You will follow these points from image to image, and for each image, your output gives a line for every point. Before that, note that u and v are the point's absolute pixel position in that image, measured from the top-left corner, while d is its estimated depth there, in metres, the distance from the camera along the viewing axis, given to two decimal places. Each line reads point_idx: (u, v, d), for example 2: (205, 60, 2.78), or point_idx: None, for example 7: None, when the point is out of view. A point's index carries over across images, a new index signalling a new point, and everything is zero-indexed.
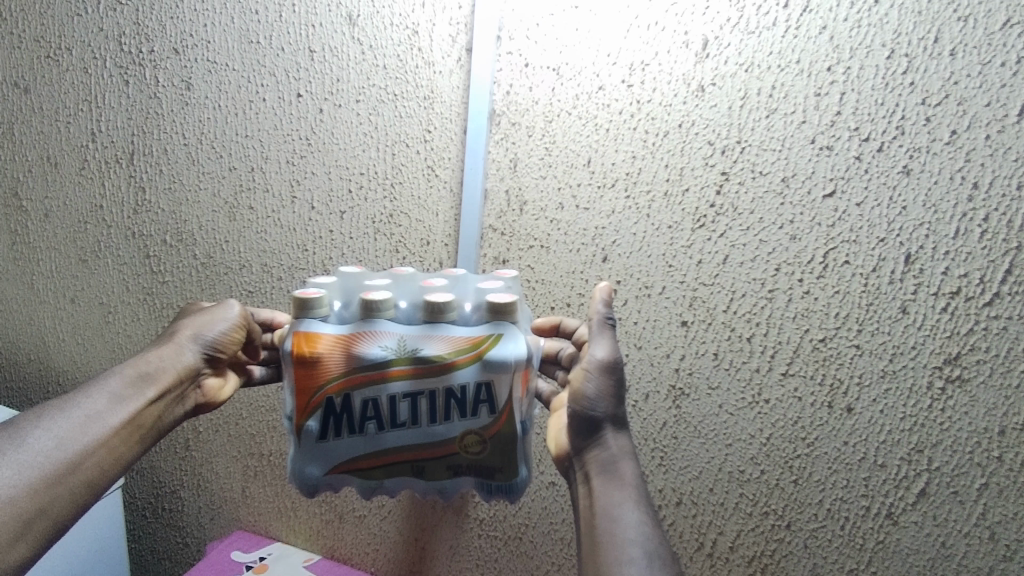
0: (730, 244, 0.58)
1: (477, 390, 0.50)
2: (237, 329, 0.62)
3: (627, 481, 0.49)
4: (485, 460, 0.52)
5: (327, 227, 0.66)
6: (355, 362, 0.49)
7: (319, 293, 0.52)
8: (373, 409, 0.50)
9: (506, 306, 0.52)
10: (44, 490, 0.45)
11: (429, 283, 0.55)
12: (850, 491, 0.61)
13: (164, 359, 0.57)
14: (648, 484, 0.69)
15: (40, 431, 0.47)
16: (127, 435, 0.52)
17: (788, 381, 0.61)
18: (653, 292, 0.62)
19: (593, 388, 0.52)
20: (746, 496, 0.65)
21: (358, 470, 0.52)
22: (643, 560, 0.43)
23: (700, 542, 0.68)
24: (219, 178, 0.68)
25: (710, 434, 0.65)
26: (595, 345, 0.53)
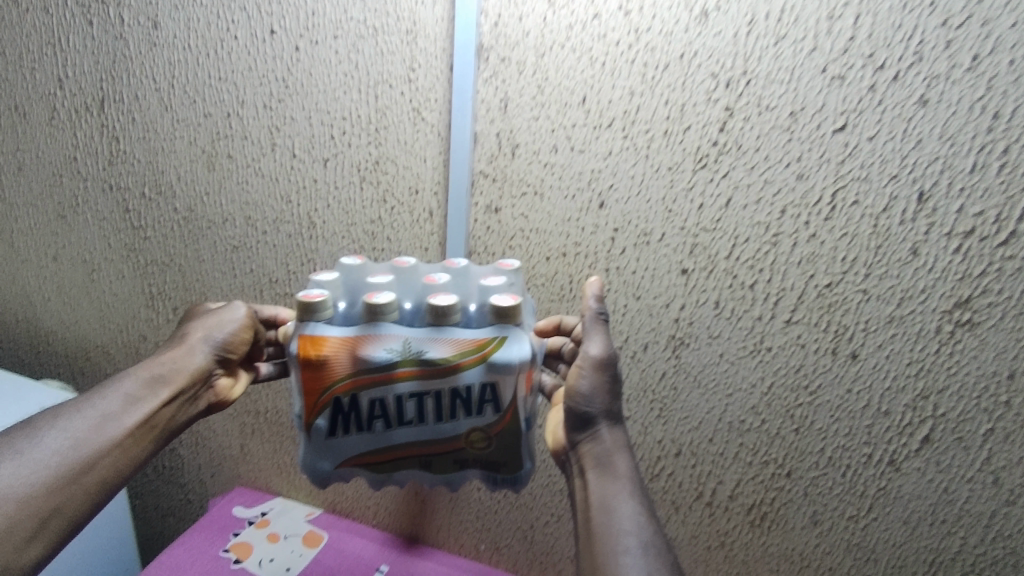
0: (733, 185, 0.56)
1: (481, 390, 0.51)
2: (244, 330, 0.64)
3: (622, 474, 0.51)
4: (490, 454, 0.53)
5: (311, 176, 0.63)
6: (360, 365, 0.50)
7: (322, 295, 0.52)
8: (381, 408, 0.51)
9: (510, 306, 0.51)
10: (61, 489, 0.49)
11: (432, 280, 0.54)
12: (853, 439, 0.61)
13: (178, 361, 0.60)
14: (648, 435, 0.68)
15: (59, 431, 0.51)
16: (140, 434, 0.56)
17: (791, 329, 0.59)
18: (652, 239, 0.59)
19: (588, 385, 0.53)
20: (746, 445, 0.65)
21: (366, 463, 0.54)
22: (639, 549, 0.45)
23: (699, 491, 0.68)
24: (195, 125, 0.65)
25: (710, 383, 0.64)
26: (589, 342, 0.53)
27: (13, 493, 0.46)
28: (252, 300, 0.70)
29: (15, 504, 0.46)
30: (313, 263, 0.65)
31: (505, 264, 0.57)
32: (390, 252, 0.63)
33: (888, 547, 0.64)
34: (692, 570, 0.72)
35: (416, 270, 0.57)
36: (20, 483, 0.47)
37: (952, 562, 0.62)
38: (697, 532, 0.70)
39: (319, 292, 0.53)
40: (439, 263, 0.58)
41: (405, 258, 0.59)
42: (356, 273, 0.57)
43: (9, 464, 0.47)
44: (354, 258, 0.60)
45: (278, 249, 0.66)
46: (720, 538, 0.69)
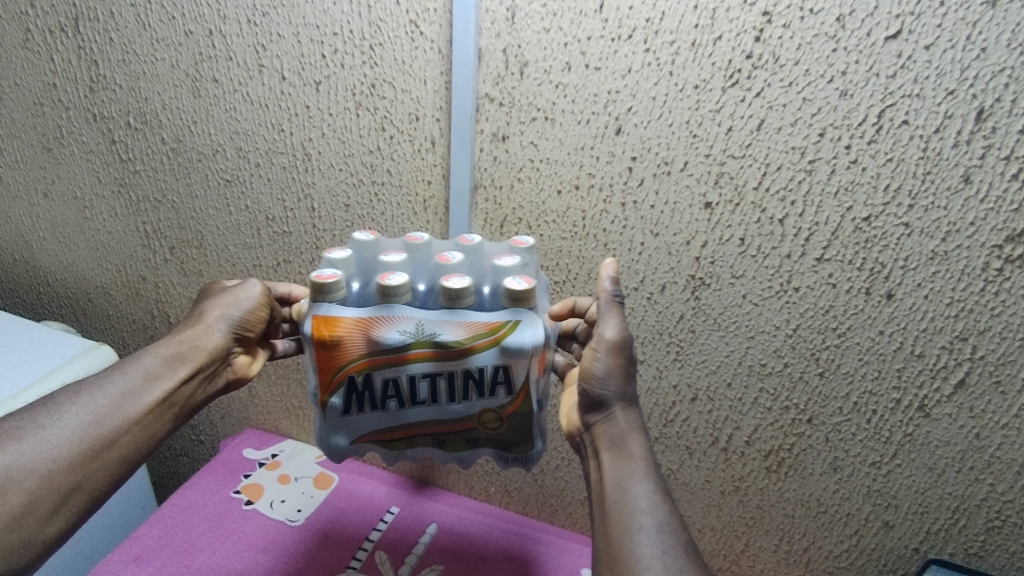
0: (767, 105, 0.50)
1: (494, 372, 0.50)
2: (261, 308, 0.62)
3: (637, 454, 0.49)
4: (502, 433, 0.54)
5: (303, 102, 0.58)
6: (373, 346, 0.49)
7: (334, 276, 0.50)
8: (394, 388, 0.51)
9: (524, 290, 0.49)
10: (82, 465, 0.50)
11: (446, 260, 0.52)
12: (881, 384, 0.58)
13: (196, 338, 0.59)
14: (663, 380, 0.65)
15: (79, 408, 0.52)
16: (159, 411, 0.56)
17: (822, 268, 0.55)
18: (673, 168, 0.54)
19: (603, 368, 0.51)
20: (766, 390, 0.62)
21: (381, 438, 0.55)
22: (654, 528, 0.44)
23: (715, 437, 0.66)
24: (175, 45, 0.60)
25: (731, 326, 0.60)
26: (604, 325, 0.51)
27: (36, 469, 0.47)
28: (250, 239, 0.67)
29: (37, 480, 0.47)
30: (311, 199, 0.62)
31: (519, 241, 0.55)
32: (390, 186, 0.60)
33: (911, 493, 0.61)
34: (704, 515, 0.71)
35: (429, 247, 0.54)
36: (41, 459, 0.48)
37: (977, 509, 0.60)
38: (710, 478, 0.69)
39: (332, 272, 0.51)
40: (453, 240, 0.56)
41: (418, 233, 0.56)
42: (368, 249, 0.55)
43: (31, 440, 0.48)
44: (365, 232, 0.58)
45: (273, 183, 0.63)
46: (735, 484, 0.68)
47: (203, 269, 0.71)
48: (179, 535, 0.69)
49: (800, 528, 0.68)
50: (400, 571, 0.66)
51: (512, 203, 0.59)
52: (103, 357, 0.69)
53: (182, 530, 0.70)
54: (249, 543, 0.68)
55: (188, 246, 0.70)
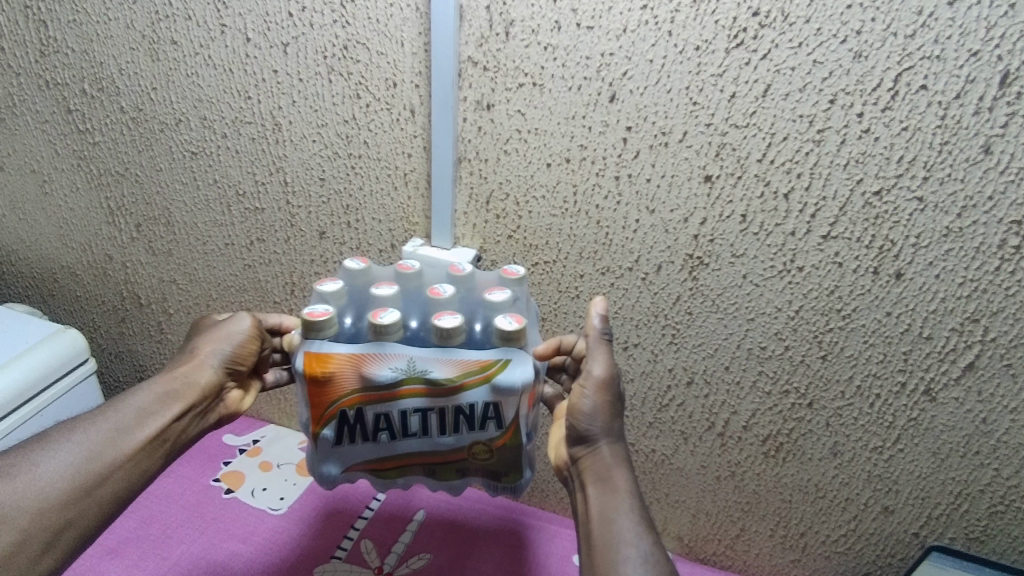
0: (775, 69, 0.46)
1: (485, 408, 0.48)
2: (252, 341, 0.60)
3: (623, 488, 0.48)
4: (493, 466, 0.51)
5: (270, 66, 0.54)
6: (365, 382, 0.47)
7: (326, 312, 0.48)
8: (386, 422, 0.49)
9: (515, 328, 0.47)
10: (74, 503, 0.48)
11: (436, 295, 0.50)
12: (887, 367, 0.55)
13: (189, 373, 0.57)
14: (658, 364, 0.62)
15: (72, 444, 0.50)
16: (152, 448, 0.54)
17: (828, 246, 0.51)
18: (672, 139, 0.50)
19: (592, 405, 0.49)
20: (766, 374, 0.59)
21: (373, 469, 0.52)
22: (639, 560, 0.43)
23: (711, 422, 0.64)
24: (130, 3, 0.55)
25: (730, 308, 0.57)
26: (592, 361, 0.50)
27: (28, 507, 0.45)
28: (220, 217, 0.63)
29: (28, 518, 0.45)
30: (283, 172, 0.58)
31: (510, 272, 0.54)
32: (368, 159, 0.56)
33: (913, 478, 0.60)
34: (699, 499, 0.69)
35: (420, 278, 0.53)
36: (33, 497, 0.46)
37: (980, 494, 0.58)
38: (706, 463, 0.66)
39: (323, 308, 0.49)
40: (445, 268, 0.56)
41: (410, 260, 0.56)
42: (360, 281, 0.54)
43: (23, 478, 0.47)
44: (358, 261, 0.56)
45: (242, 156, 0.59)
46: (731, 469, 0.66)
47: (172, 249, 0.67)
48: (156, 526, 0.67)
49: (797, 512, 0.66)
50: (387, 560, 0.65)
51: (498, 177, 0.55)
52: (71, 342, 0.66)
53: (158, 520, 0.68)
54: (230, 534, 0.67)
55: (154, 223, 0.66)
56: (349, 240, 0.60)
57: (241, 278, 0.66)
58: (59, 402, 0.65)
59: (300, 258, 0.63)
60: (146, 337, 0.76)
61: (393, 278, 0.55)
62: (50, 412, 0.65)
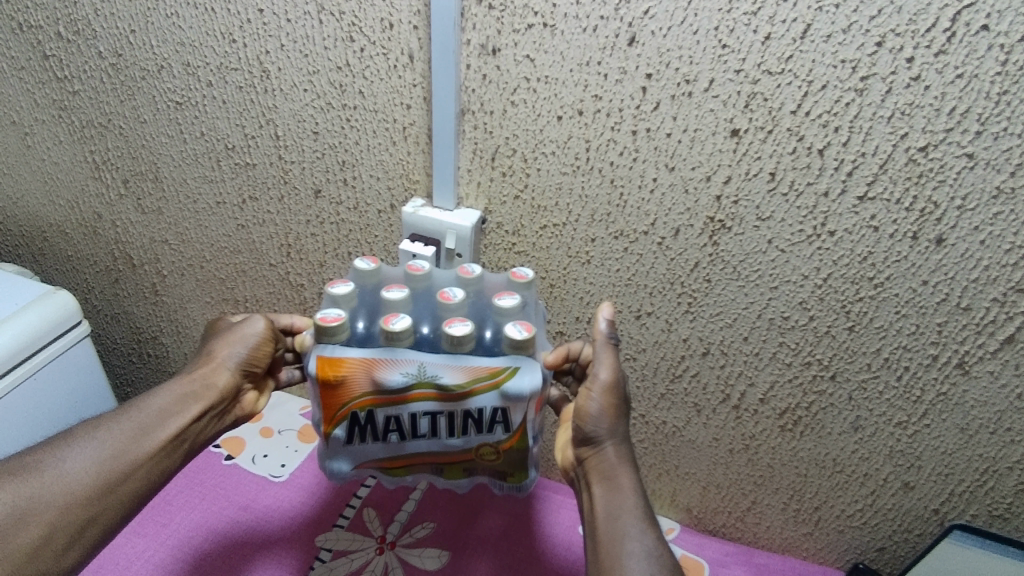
0: (816, 5, 0.41)
1: (493, 412, 0.47)
2: (265, 343, 0.59)
3: (628, 486, 0.48)
4: (500, 465, 0.51)
5: (255, 5, 0.49)
6: (376, 386, 0.46)
7: (338, 318, 0.47)
8: (396, 424, 0.48)
9: (525, 336, 0.46)
10: (97, 500, 0.48)
11: (446, 299, 0.49)
12: (918, 339, 0.52)
13: (208, 374, 0.56)
14: (672, 334, 0.59)
15: (96, 440, 0.50)
16: (170, 448, 0.53)
17: (864, 208, 0.47)
18: (696, 88, 0.46)
19: (597, 408, 0.49)
20: (786, 345, 0.56)
21: (382, 467, 0.51)
22: (643, 555, 0.44)
23: (726, 394, 0.61)
24: None
25: (752, 275, 0.53)
26: (597, 366, 0.50)
27: (54, 502, 0.46)
28: (210, 173, 0.60)
29: (55, 512, 0.46)
30: (274, 125, 0.55)
31: (518, 275, 0.52)
32: (364, 110, 0.51)
33: (937, 455, 0.57)
34: (709, 472, 0.67)
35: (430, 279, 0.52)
36: (59, 492, 0.46)
37: (1008, 471, 0.55)
38: (719, 436, 0.64)
39: (336, 312, 0.48)
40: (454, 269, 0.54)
41: (417, 256, 0.53)
42: (370, 281, 0.52)
43: (50, 472, 0.47)
44: (365, 259, 0.53)
45: (230, 106, 0.55)
46: (745, 442, 0.63)
47: (162, 207, 0.64)
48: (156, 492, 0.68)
49: (812, 487, 0.64)
50: (390, 529, 0.65)
51: (505, 131, 0.51)
52: (62, 304, 0.64)
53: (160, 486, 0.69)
54: (230, 500, 0.68)
55: (142, 179, 0.63)
56: (346, 199, 0.57)
57: (235, 239, 0.63)
58: (52, 365, 0.64)
59: (295, 218, 0.60)
60: (142, 300, 0.74)
61: (401, 278, 0.53)
62: (44, 375, 0.63)
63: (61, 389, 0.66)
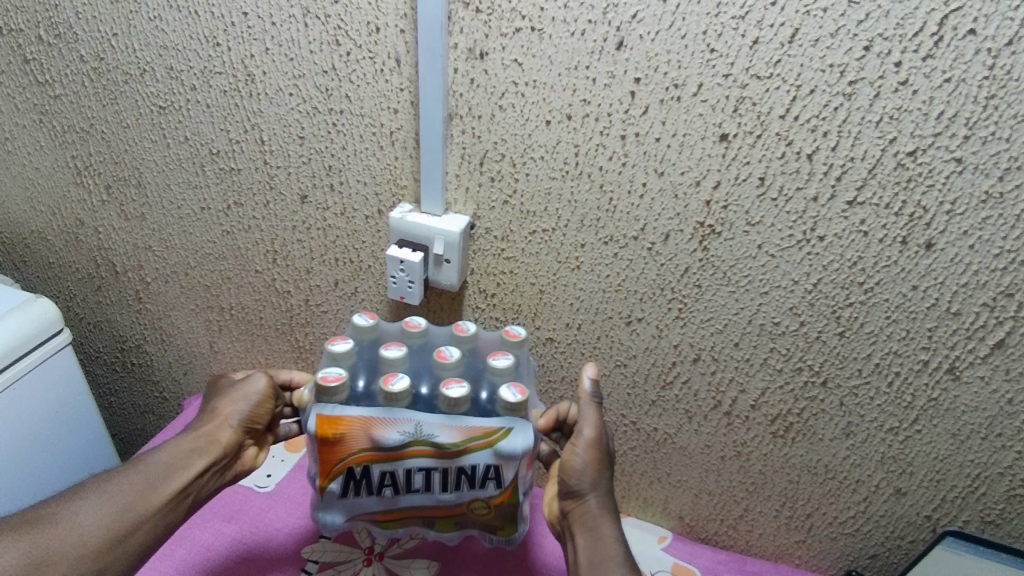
0: (804, 10, 0.41)
1: (486, 469, 0.51)
2: (266, 399, 0.61)
3: (610, 536, 0.52)
4: (491, 518, 0.55)
5: (239, 8, 0.49)
6: (373, 443, 0.49)
7: (339, 376, 0.51)
8: (391, 478, 0.52)
9: (519, 399, 0.51)
10: (107, 551, 0.47)
11: (444, 358, 0.54)
12: (909, 344, 0.51)
13: (212, 429, 0.57)
14: (663, 340, 0.58)
15: (105, 493, 0.50)
16: (176, 501, 0.53)
17: (853, 213, 0.47)
18: (685, 93, 0.45)
19: (582, 462, 0.53)
20: (778, 351, 0.56)
21: (377, 518, 0.55)
22: None
23: (718, 401, 0.60)
24: None
25: (742, 280, 0.53)
26: (582, 423, 0.55)
27: (67, 554, 0.45)
28: (194, 178, 0.59)
29: (68, 563, 0.45)
30: (258, 129, 0.54)
31: (511, 334, 0.57)
32: (350, 115, 0.51)
33: (929, 460, 0.57)
34: (701, 480, 0.67)
35: (425, 335, 0.57)
36: (71, 545, 0.46)
37: (999, 477, 0.55)
38: (711, 443, 0.63)
39: (336, 372, 0.52)
40: (451, 328, 0.59)
41: (416, 316, 0.59)
42: (370, 337, 0.57)
43: (64, 523, 0.47)
44: (365, 316, 0.58)
45: (214, 110, 0.54)
46: (737, 449, 0.63)
47: (145, 213, 0.63)
48: None
49: (804, 494, 0.63)
50: (377, 540, 0.65)
51: (493, 136, 0.50)
52: (43, 311, 0.63)
53: None
54: (214, 512, 0.68)
55: (124, 184, 0.62)
56: (332, 204, 0.56)
57: (219, 245, 0.63)
58: (33, 374, 0.63)
59: (281, 224, 0.59)
60: (124, 307, 0.72)
61: (400, 336, 0.58)
62: (24, 385, 0.62)
63: (42, 399, 0.65)
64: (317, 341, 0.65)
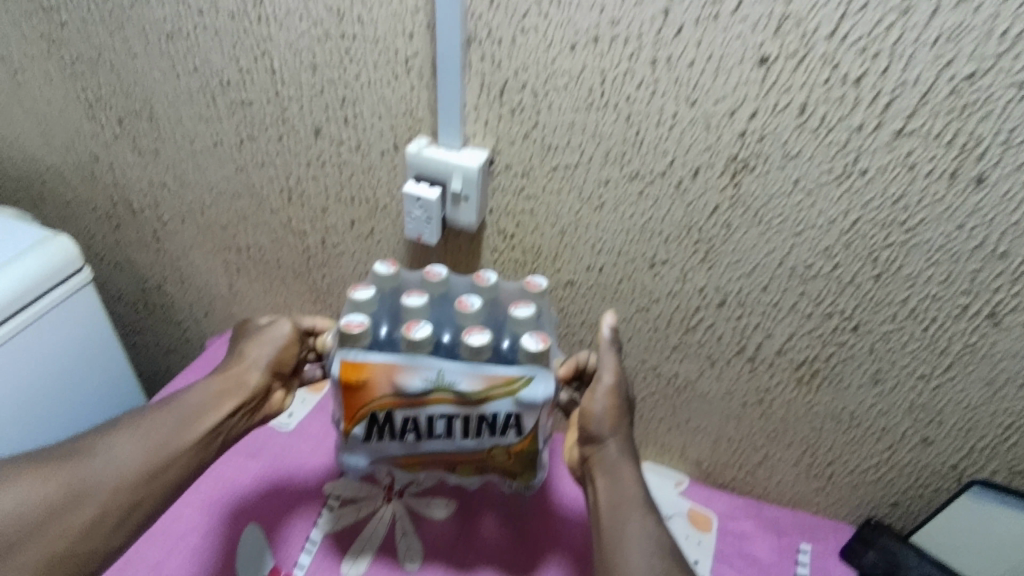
0: None
1: (507, 417, 0.51)
2: (291, 345, 0.61)
3: (630, 478, 0.51)
4: (510, 465, 0.56)
5: None
6: (396, 389, 0.50)
7: (361, 324, 0.51)
8: (413, 424, 0.52)
9: (540, 348, 0.51)
10: (142, 485, 0.49)
11: (465, 307, 0.53)
12: (948, 288, 0.49)
13: (239, 373, 0.58)
14: (687, 284, 0.56)
15: (139, 430, 0.51)
16: (207, 441, 0.53)
17: (900, 145, 0.44)
18: (722, 10, 0.42)
19: (601, 409, 0.53)
20: (808, 295, 0.53)
21: (400, 463, 0.56)
22: (643, 533, 0.47)
23: (742, 346, 0.59)
24: None
25: (774, 220, 0.50)
26: (602, 371, 0.54)
27: (106, 484, 0.47)
28: (205, 111, 0.57)
29: (107, 494, 0.47)
30: (269, 57, 0.52)
31: (532, 284, 0.56)
32: (363, 41, 0.48)
33: (960, 409, 0.55)
34: (720, 426, 0.66)
35: (446, 284, 0.57)
36: (109, 476, 0.47)
37: None
38: (732, 389, 0.62)
39: (359, 319, 0.52)
40: (471, 277, 0.59)
41: (437, 266, 0.58)
42: (391, 285, 0.57)
43: (101, 456, 0.48)
44: (386, 264, 0.57)
45: (223, 37, 0.52)
46: (759, 396, 0.62)
47: (159, 149, 0.62)
48: None
49: (826, 441, 0.62)
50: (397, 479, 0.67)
51: (514, 63, 0.47)
52: (63, 249, 0.63)
53: None
54: (236, 449, 0.70)
55: (136, 118, 0.61)
56: (347, 139, 0.54)
57: (234, 183, 0.62)
58: (55, 312, 0.64)
59: (295, 160, 0.57)
60: (144, 247, 0.73)
61: (420, 284, 0.58)
62: (49, 321, 0.64)
63: (66, 335, 0.66)
64: (335, 283, 0.65)
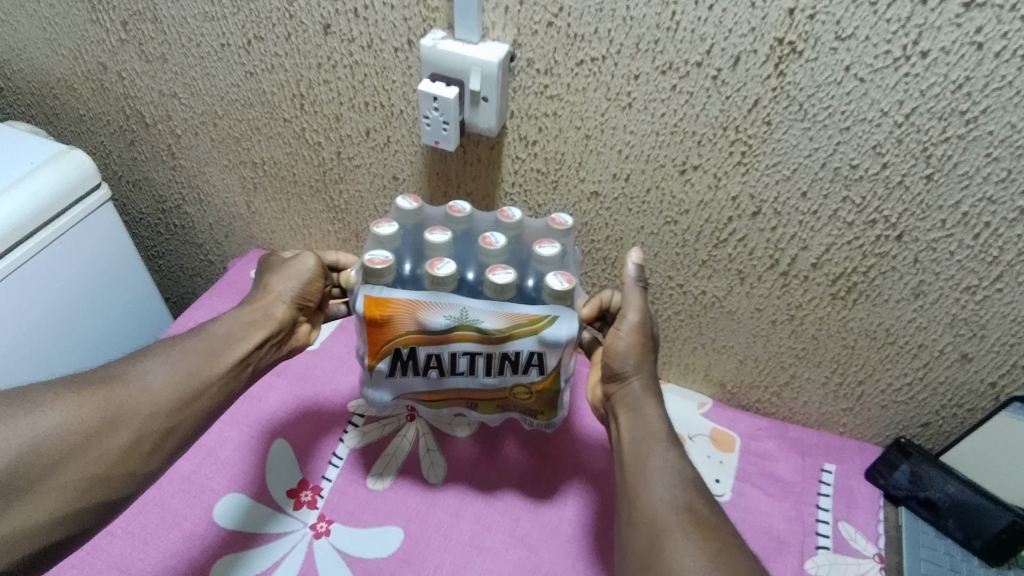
0: None
1: (530, 356, 0.50)
2: (316, 278, 0.60)
3: (652, 415, 0.50)
4: (532, 403, 0.55)
5: None
6: (420, 326, 0.49)
7: (386, 260, 0.50)
8: (437, 361, 0.52)
9: (566, 287, 0.49)
10: (176, 412, 0.49)
11: (489, 245, 0.52)
12: (1007, 189, 0.45)
13: (266, 304, 0.57)
14: (720, 191, 0.53)
15: (170, 357, 0.50)
16: (237, 370, 0.54)
17: (968, 18, 0.39)
18: None
19: (625, 346, 0.52)
20: (851, 201, 0.50)
21: (423, 399, 0.56)
22: (666, 464, 0.46)
23: (775, 260, 0.56)
24: None
25: (820, 113, 0.46)
26: (627, 309, 0.52)
27: (140, 410, 0.47)
28: (210, 7, 0.55)
29: (142, 419, 0.47)
30: None
31: (558, 221, 0.55)
32: None
33: (1006, 323, 0.52)
34: (747, 346, 0.65)
35: (470, 221, 0.55)
36: (143, 402, 0.47)
37: None
38: (762, 306, 0.60)
39: (383, 254, 0.50)
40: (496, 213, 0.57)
41: (460, 201, 0.57)
42: (414, 220, 0.56)
43: (134, 382, 0.48)
44: (408, 198, 0.56)
45: None
46: (790, 313, 0.60)
47: (166, 53, 0.60)
48: None
49: (858, 359, 0.60)
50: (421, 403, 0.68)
51: None
52: (79, 164, 0.62)
53: None
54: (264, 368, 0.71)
55: (140, 19, 0.58)
56: (359, 35, 0.51)
57: (244, 90, 0.59)
58: (77, 231, 0.64)
59: (305, 61, 0.54)
60: (159, 164, 0.72)
61: (444, 221, 0.56)
62: (71, 238, 0.64)
63: (89, 253, 0.67)
64: (352, 200, 0.64)
